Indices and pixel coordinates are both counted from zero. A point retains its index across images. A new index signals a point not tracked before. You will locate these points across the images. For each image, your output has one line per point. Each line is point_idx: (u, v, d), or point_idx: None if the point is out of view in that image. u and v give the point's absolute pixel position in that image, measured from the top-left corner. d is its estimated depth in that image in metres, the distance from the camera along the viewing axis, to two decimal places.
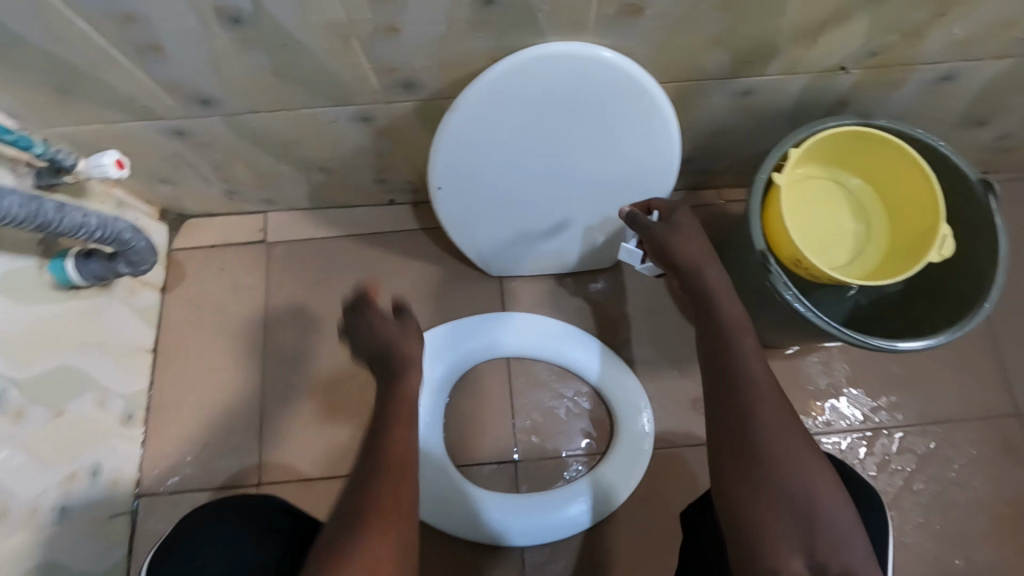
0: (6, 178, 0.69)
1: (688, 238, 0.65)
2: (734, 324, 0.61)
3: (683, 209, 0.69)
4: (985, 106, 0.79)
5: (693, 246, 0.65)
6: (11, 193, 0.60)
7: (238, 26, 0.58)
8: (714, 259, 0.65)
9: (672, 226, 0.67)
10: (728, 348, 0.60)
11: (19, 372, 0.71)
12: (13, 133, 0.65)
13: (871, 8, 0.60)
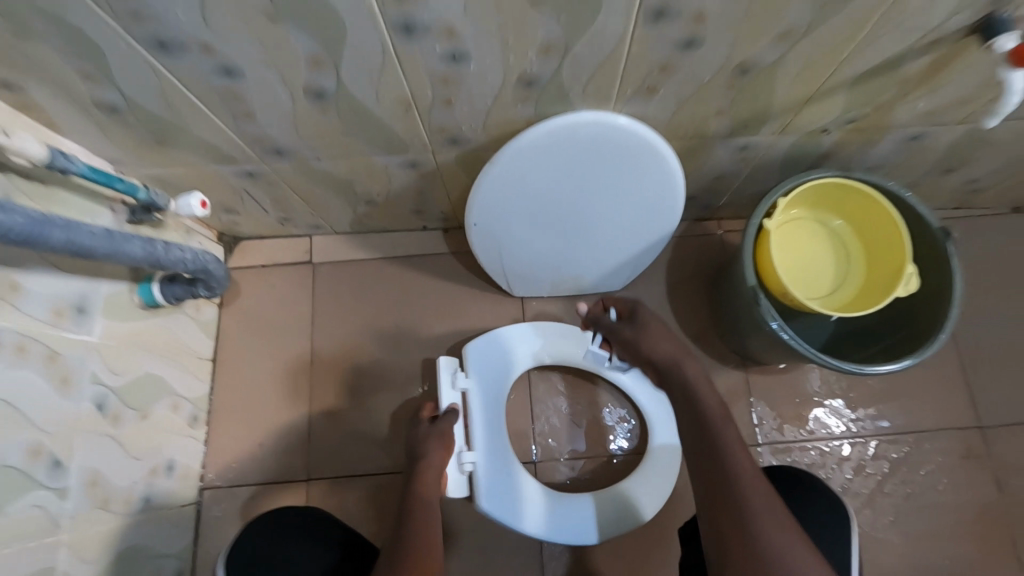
0: (107, 217, 0.80)
1: (659, 336, 0.80)
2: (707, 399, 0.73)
3: (643, 308, 0.84)
4: (952, 157, 0.91)
5: (665, 342, 0.79)
6: (136, 237, 0.71)
7: (320, 100, 0.69)
8: (690, 354, 0.77)
9: (644, 325, 0.82)
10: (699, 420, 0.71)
11: (117, 381, 0.83)
12: (125, 183, 0.77)
13: (849, 90, 0.72)
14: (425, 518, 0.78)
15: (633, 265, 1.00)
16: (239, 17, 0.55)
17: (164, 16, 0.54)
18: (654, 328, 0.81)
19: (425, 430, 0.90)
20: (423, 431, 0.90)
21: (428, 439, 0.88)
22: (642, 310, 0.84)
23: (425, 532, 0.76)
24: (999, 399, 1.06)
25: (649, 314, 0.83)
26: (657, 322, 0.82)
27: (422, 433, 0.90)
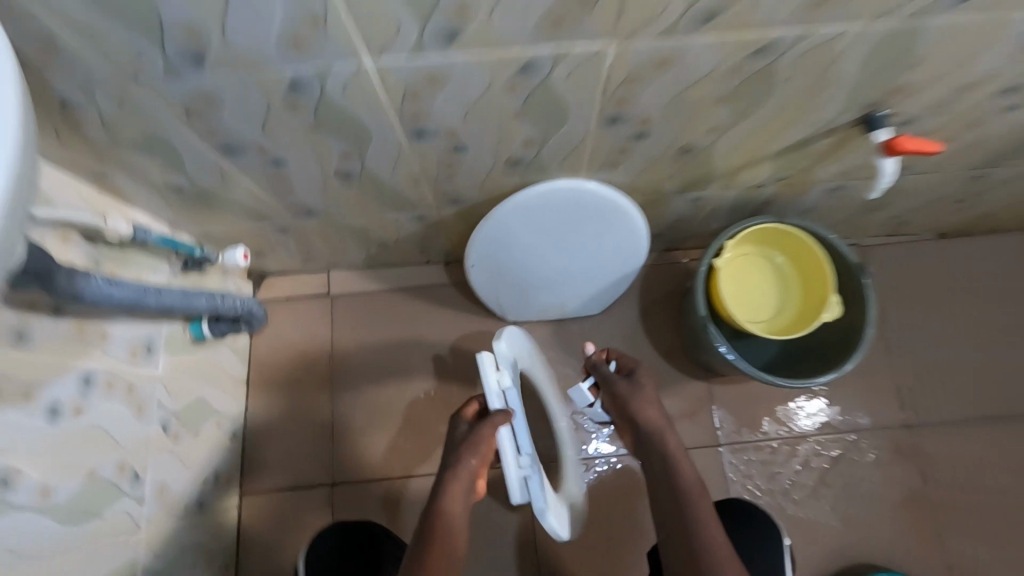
0: (165, 270, 0.95)
1: (645, 406, 0.90)
2: (682, 471, 0.84)
3: (639, 370, 0.96)
4: (871, 201, 1.08)
5: (650, 411, 0.90)
6: (205, 296, 0.92)
7: (346, 178, 0.86)
8: (674, 429, 0.89)
9: (635, 390, 0.92)
10: (675, 487, 0.82)
11: (175, 404, 0.99)
12: (186, 243, 0.95)
13: (774, 160, 0.89)
14: (445, 523, 0.79)
15: (608, 293, 1.17)
16: (290, 130, 0.71)
17: (233, 131, 0.70)
18: (643, 398, 0.91)
19: (462, 430, 0.89)
20: (461, 428, 0.89)
21: (461, 444, 0.85)
22: (639, 372, 0.96)
23: (439, 542, 0.78)
24: (924, 401, 1.24)
25: (644, 380, 0.94)
26: (647, 390, 0.92)
27: (461, 431, 0.88)
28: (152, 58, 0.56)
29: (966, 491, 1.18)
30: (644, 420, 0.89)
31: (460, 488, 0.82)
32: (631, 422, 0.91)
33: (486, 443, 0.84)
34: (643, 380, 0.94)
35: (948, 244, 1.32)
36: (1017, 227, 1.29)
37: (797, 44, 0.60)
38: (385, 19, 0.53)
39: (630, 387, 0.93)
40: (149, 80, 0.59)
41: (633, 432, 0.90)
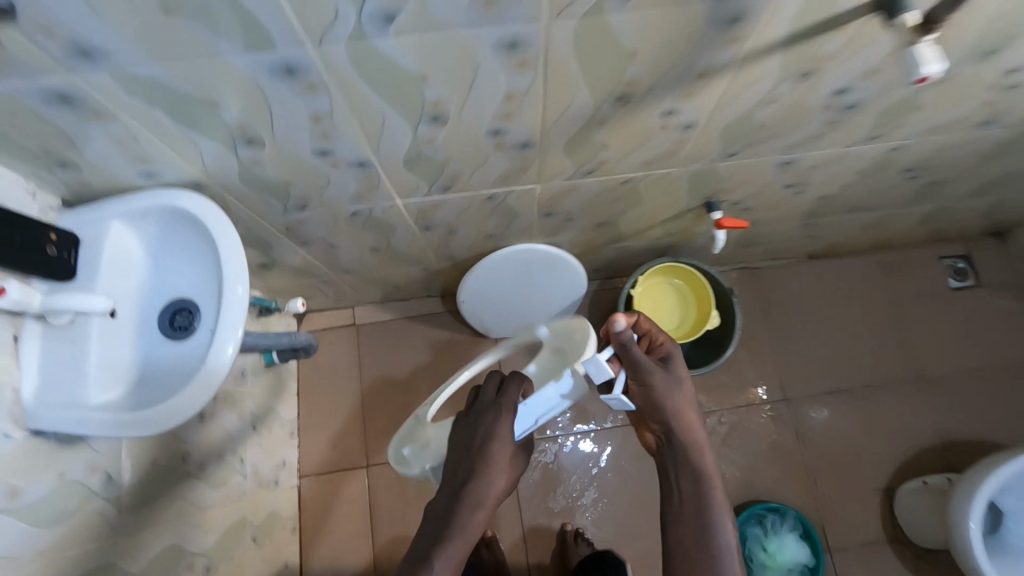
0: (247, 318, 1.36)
1: (687, 410, 1.04)
2: (713, 480, 1.01)
3: (677, 364, 1.08)
4: (742, 241, 1.53)
5: (688, 415, 1.05)
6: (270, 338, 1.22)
7: (377, 251, 1.28)
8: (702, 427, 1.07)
9: (677, 388, 1.04)
10: (705, 495, 1.00)
11: (257, 410, 1.39)
12: (265, 299, 1.36)
13: (663, 225, 1.33)
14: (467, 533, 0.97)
15: (563, 315, 1.60)
16: (346, 230, 1.13)
17: (311, 234, 1.12)
18: (684, 401, 1.04)
19: (500, 447, 1.02)
20: (503, 447, 1.03)
21: (493, 460, 1.02)
22: (676, 362, 1.08)
23: (458, 552, 0.95)
24: (798, 380, 1.69)
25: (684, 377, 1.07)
26: (689, 391, 1.06)
27: (501, 444, 1.03)
28: (278, 208, 0.98)
29: (827, 444, 1.64)
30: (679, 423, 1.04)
31: (487, 508, 1.01)
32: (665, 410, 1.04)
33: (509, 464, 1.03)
34: (684, 378, 1.06)
35: (816, 263, 1.78)
36: (864, 249, 1.75)
37: (648, 177, 1.04)
38: (413, 184, 0.96)
39: (672, 383, 1.04)
40: (271, 217, 1.01)
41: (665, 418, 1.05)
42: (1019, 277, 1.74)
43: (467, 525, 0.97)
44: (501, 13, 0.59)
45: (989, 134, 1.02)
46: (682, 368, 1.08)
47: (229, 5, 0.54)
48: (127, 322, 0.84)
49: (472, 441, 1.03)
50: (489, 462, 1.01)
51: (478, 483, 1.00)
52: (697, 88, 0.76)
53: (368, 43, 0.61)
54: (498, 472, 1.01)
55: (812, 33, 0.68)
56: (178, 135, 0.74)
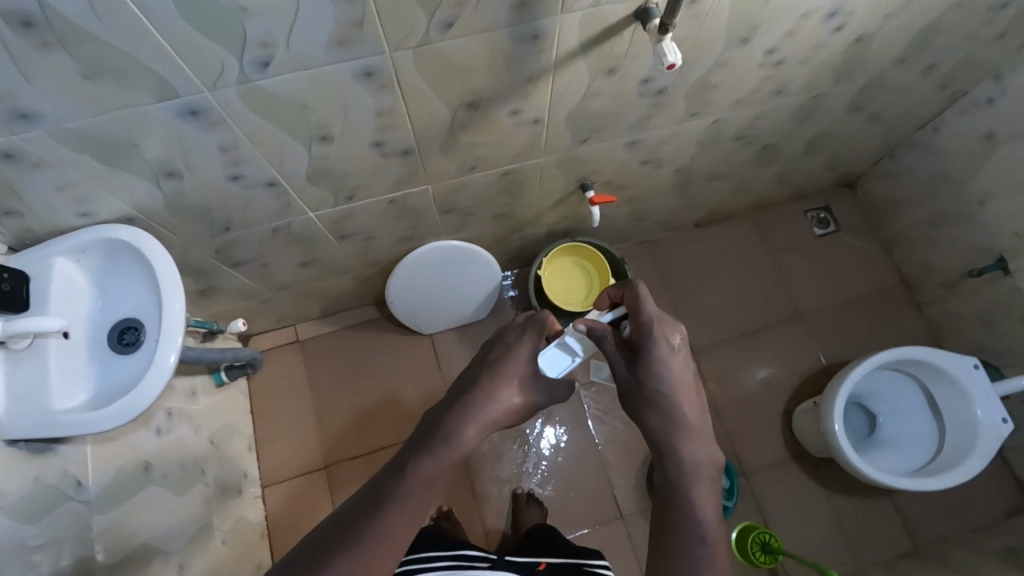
0: (192, 341, 1.48)
1: (669, 409, 0.85)
2: (694, 486, 0.79)
3: (659, 353, 0.87)
4: (631, 217, 1.76)
5: (672, 415, 0.84)
6: (219, 354, 1.40)
7: (305, 265, 1.43)
8: (696, 434, 0.83)
9: (652, 380, 0.86)
10: (685, 503, 0.78)
11: (214, 425, 1.51)
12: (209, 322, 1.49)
13: (554, 210, 1.54)
14: (425, 467, 0.78)
15: (486, 304, 1.78)
16: (273, 247, 1.28)
17: (241, 255, 1.27)
18: (666, 396, 0.85)
19: (515, 361, 0.92)
20: (517, 365, 0.92)
21: (493, 369, 0.90)
22: (656, 346, 0.88)
23: (430, 472, 0.78)
24: (701, 333, 1.93)
25: (666, 362, 0.87)
26: (672, 383, 0.86)
27: (515, 363, 0.92)
28: (207, 234, 1.13)
29: (732, 384, 1.87)
30: (658, 424, 0.85)
31: (480, 431, 0.84)
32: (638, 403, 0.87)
33: (508, 380, 0.89)
34: (665, 364, 0.87)
35: (705, 229, 2.03)
36: (742, 212, 2.01)
37: (522, 167, 1.24)
38: (321, 198, 1.13)
39: (646, 375, 0.87)
40: (201, 242, 1.16)
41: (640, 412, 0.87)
42: (871, 218, 2.03)
43: (449, 449, 0.80)
44: (351, 50, 0.77)
45: (785, 100, 1.28)
46: (668, 351, 0.88)
47: (140, 67, 0.71)
48: (80, 342, 0.97)
49: (487, 349, 0.95)
50: (499, 374, 0.89)
51: (481, 395, 0.85)
52: (530, 89, 0.97)
53: (253, 84, 0.78)
54: (510, 389, 0.88)
55: (600, 40, 0.90)
56: (109, 177, 0.89)
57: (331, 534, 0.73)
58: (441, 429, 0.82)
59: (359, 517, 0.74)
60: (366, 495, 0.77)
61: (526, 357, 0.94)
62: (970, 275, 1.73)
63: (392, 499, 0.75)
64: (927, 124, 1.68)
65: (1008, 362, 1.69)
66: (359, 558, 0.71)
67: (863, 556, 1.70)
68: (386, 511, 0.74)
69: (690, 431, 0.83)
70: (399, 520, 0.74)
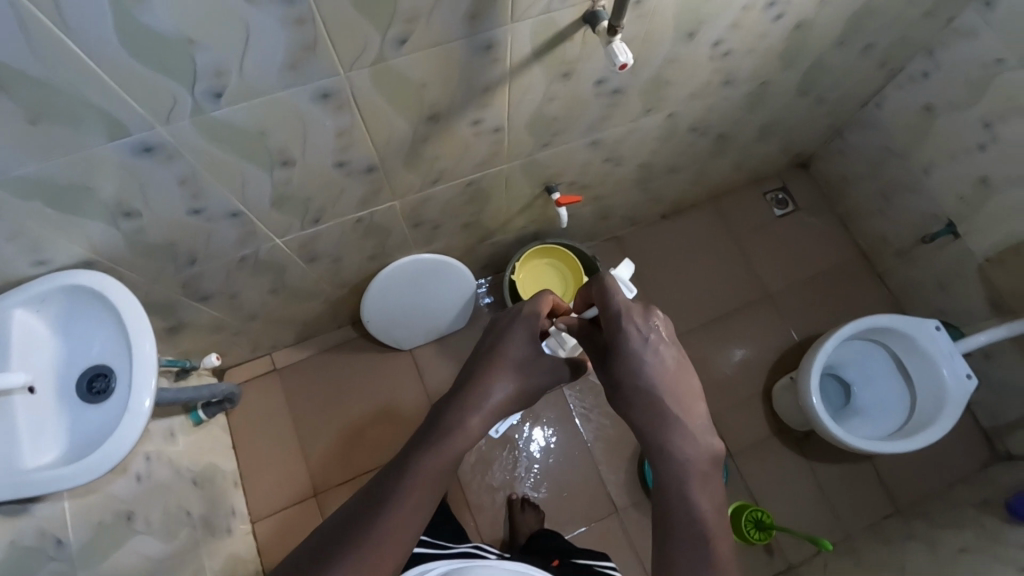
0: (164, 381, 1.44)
1: (653, 406, 0.80)
2: (691, 480, 0.76)
3: (634, 349, 0.82)
4: (598, 214, 1.78)
5: (656, 412, 0.79)
6: (194, 392, 1.36)
7: (276, 291, 1.41)
8: (687, 426, 0.78)
9: (630, 378, 0.81)
10: (683, 499, 0.76)
11: (195, 465, 1.46)
12: (181, 360, 1.45)
13: (521, 215, 1.55)
14: (430, 462, 0.76)
15: (463, 315, 1.78)
16: (241, 277, 1.26)
17: (207, 288, 1.24)
18: (649, 392, 0.80)
19: (511, 346, 0.89)
20: (519, 348, 0.89)
21: (491, 358, 0.87)
22: (630, 340, 0.82)
23: (433, 470, 0.76)
24: (676, 321, 1.97)
25: (642, 356, 0.81)
26: (653, 376, 0.80)
27: (512, 348, 0.88)
28: (171, 270, 1.10)
29: (710, 368, 1.91)
30: (646, 420, 0.80)
31: (482, 421, 0.82)
32: (621, 400, 0.83)
33: (507, 368, 0.86)
34: (642, 360, 0.81)
35: (670, 219, 2.07)
36: (703, 199, 2.06)
37: (486, 176, 1.25)
38: (286, 223, 1.11)
39: (624, 372, 0.82)
40: (165, 279, 1.12)
41: (625, 409, 0.83)
42: (826, 196, 2.10)
43: (451, 442, 0.78)
44: (305, 73, 0.76)
45: (735, 90, 1.32)
46: (642, 345, 0.82)
47: (87, 105, 0.69)
48: (46, 395, 0.93)
49: (483, 340, 0.93)
50: (497, 362, 0.87)
51: (481, 386, 0.84)
52: (488, 98, 0.98)
53: (208, 114, 0.77)
54: (508, 376, 0.86)
55: (552, 45, 0.91)
56: (62, 221, 0.86)
57: (332, 539, 0.71)
58: (444, 422, 0.80)
59: (360, 519, 0.72)
60: (366, 496, 0.75)
61: (524, 340, 0.90)
62: (923, 242, 1.81)
63: (393, 497, 0.73)
64: (870, 100, 1.75)
65: (966, 321, 1.77)
66: (360, 561, 0.68)
67: (850, 522, 1.76)
68: (391, 509, 0.72)
69: (678, 426, 0.79)
70: (402, 520, 0.72)
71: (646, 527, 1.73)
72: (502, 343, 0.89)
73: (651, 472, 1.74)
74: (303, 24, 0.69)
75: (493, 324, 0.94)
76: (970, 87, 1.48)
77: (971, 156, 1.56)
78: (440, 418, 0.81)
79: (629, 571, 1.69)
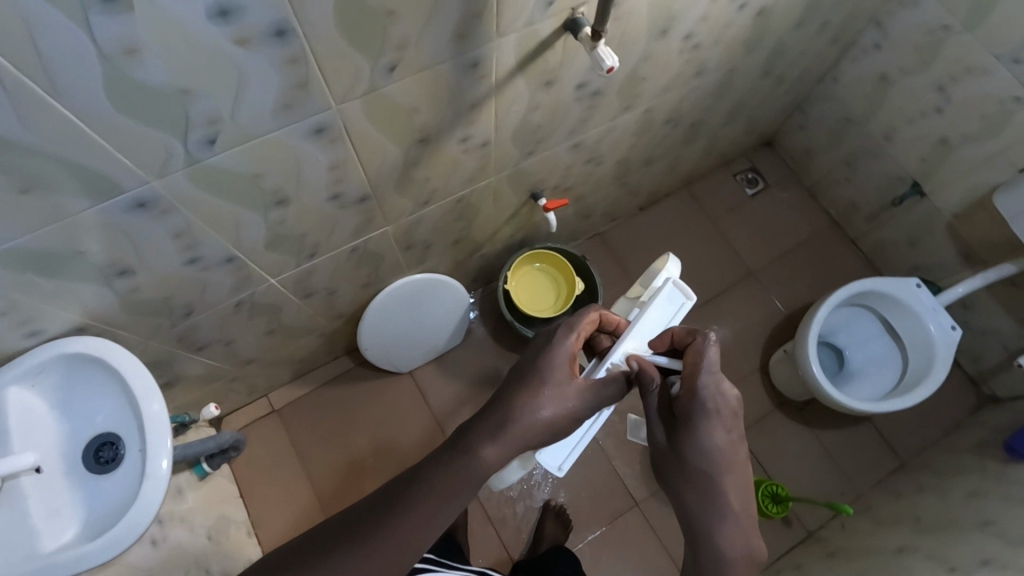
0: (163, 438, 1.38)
1: (710, 491, 0.80)
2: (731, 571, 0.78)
3: (712, 430, 0.80)
4: (580, 214, 1.80)
5: (712, 499, 0.80)
6: (197, 446, 1.32)
7: (271, 331, 1.37)
8: (740, 524, 0.80)
9: (695, 453, 0.80)
10: None
11: (207, 521, 1.41)
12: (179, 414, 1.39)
13: (508, 225, 1.55)
14: (438, 473, 0.78)
15: (460, 330, 1.77)
16: (236, 322, 1.22)
17: (204, 337, 1.20)
18: (710, 475, 0.80)
19: (555, 366, 0.84)
20: (561, 371, 0.84)
21: (531, 378, 0.83)
22: (710, 423, 0.80)
23: (446, 484, 0.77)
24: None
25: (712, 438, 0.80)
26: (719, 461, 0.80)
27: (555, 370, 0.84)
28: (167, 324, 1.06)
29: None
30: (700, 499, 0.80)
31: (507, 447, 0.80)
32: (680, 466, 0.82)
33: (545, 391, 0.82)
34: (713, 441, 0.80)
35: (648, 210, 2.10)
36: (678, 187, 2.10)
37: (474, 191, 1.24)
38: (281, 262, 1.09)
39: (692, 444, 0.80)
40: (160, 335, 1.08)
41: (680, 477, 0.82)
42: (793, 170, 2.17)
43: (463, 462, 0.78)
44: (299, 109, 0.75)
45: (704, 79, 1.35)
46: (720, 427, 0.80)
47: (73, 168, 0.66)
48: (54, 473, 0.89)
49: (528, 354, 0.88)
50: (537, 381, 0.83)
51: (514, 407, 0.81)
52: (475, 115, 0.98)
53: (200, 162, 0.74)
54: (546, 400, 0.81)
55: (535, 56, 0.92)
56: (53, 289, 0.82)
57: (342, 533, 0.76)
58: (468, 437, 0.80)
59: (367, 519, 0.76)
60: (379, 497, 0.79)
61: (568, 361, 0.85)
62: (891, 204, 1.88)
63: (409, 502, 0.76)
64: (826, 75, 1.81)
65: (940, 275, 1.85)
66: (362, 562, 0.73)
67: (861, 482, 1.81)
68: (398, 517, 0.76)
69: (731, 516, 0.80)
70: (400, 534, 0.75)
71: (667, 515, 1.75)
72: (544, 360, 0.85)
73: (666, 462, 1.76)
74: (296, 61, 0.67)
75: (539, 340, 0.90)
76: (920, 53, 1.55)
77: (928, 119, 1.63)
78: (467, 432, 0.81)
79: (656, 560, 1.71)
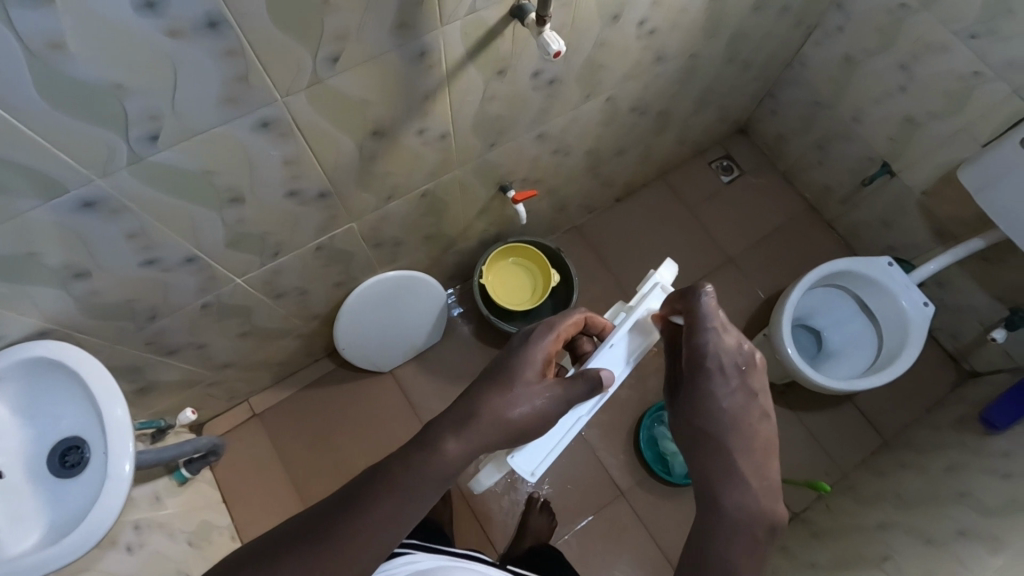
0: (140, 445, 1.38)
1: (718, 454, 0.77)
2: (739, 531, 0.76)
3: (716, 389, 0.77)
4: (555, 207, 1.80)
5: (720, 461, 0.77)
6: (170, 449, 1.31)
7: (245, 334, 1.37)
8: (750, 484, 0.77)
9: (698, 409, 0.78)
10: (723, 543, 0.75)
11: (189, 527, 1.41)
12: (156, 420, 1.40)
13: (480, 220, 1.56)
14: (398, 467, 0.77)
15: (438, 327, 1.77)
16: (206, 325, 1.22)
17: (174, 341, 1.20)
18: (715, 432, 0.78)
19: (527, 367, 0.82)
20: (532, 370, 0.82)
21: (503, 378, 0.81)
22: (713, 382, 0.77)
23: (406, 475, 0.77)
24: None
25: (717, 396, 0.77)
26: (725, 419, 0.78)
27: (527, 372, 0.82)
28: (133, 329, 1.07)
29: None
30: (705, 457, 0.78)
31: (470, 447, 0.78)
32: (684, 424, 0.80)
33: (516, 392, 0.80)
34: (720, 400, 0.77)
35: (625, 201, 2.11)
36: (653, 177, 2.11)
37: (439, 184, 1.25)
38: (245, 261, 1.09)
39: (695, 401, 0.78)
40: (127, 339, 1.08)
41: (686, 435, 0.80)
42: (768, 156, 2.18)
43: (424, 457, 0.77)
44: (245, 103, 0.75)
45: (665, 65, 1.36)
46: (725, 386, 0.77)
47: (19, 169, 0.66)
48: (18, 479, 0.89)
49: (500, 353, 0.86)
50: (507, 381, 0.81)
51: (483, 407, 0.79)
52: (429, 107, 0.98)
53: (148, 160, 0.75)
54: (517, 400, 0.80)
55: (485, 44, 0.93)
56: (9, 294, 0.82)
57: (305, 533, 0.75)
58: (430, 435, 0.79)
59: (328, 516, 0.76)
60: (343, 496, 0.78)
61: (539, 362, 0.83)
62: (863, 186, 1.89)
63: (369, 496, 0.76)
64: (793, 59, 1.83)
65: (915, 254, 1.86)
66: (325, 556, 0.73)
67: (845, 463, 1.82)
68: (361, 508, 0.76)
69: (740, 477, 0.77)
70: (364, 531, 0.75)
71: (653, 503, 1.76)
72: (516, 360, 0.83)
73: (649, 449, 1.77)
74: (234, 54, 0.68)
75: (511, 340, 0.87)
76: (882, 33, 1.56)
77: (893, 98, 1.65)
78: (430, 433, 0.79)
79: (643, 548, 1.71)
